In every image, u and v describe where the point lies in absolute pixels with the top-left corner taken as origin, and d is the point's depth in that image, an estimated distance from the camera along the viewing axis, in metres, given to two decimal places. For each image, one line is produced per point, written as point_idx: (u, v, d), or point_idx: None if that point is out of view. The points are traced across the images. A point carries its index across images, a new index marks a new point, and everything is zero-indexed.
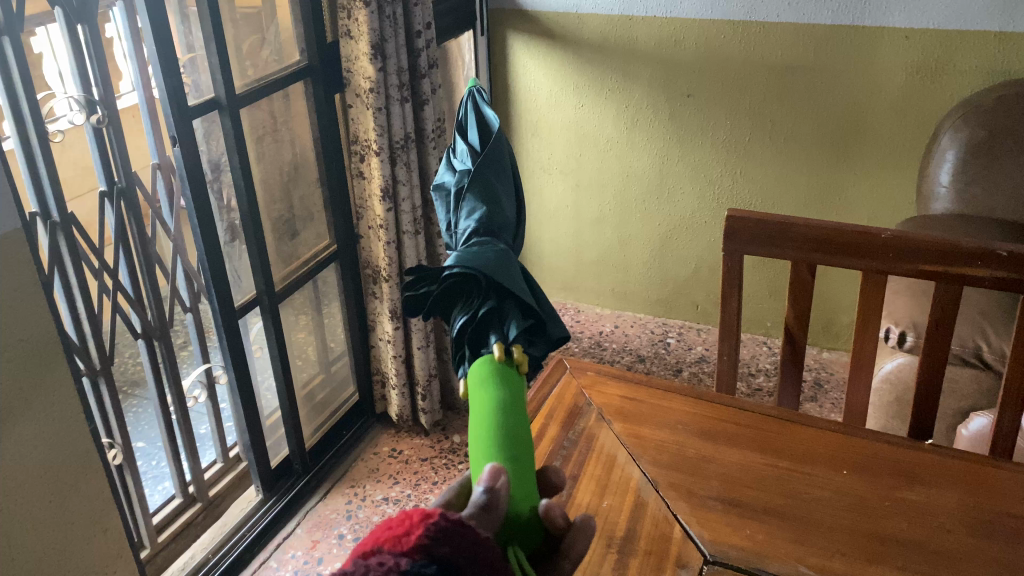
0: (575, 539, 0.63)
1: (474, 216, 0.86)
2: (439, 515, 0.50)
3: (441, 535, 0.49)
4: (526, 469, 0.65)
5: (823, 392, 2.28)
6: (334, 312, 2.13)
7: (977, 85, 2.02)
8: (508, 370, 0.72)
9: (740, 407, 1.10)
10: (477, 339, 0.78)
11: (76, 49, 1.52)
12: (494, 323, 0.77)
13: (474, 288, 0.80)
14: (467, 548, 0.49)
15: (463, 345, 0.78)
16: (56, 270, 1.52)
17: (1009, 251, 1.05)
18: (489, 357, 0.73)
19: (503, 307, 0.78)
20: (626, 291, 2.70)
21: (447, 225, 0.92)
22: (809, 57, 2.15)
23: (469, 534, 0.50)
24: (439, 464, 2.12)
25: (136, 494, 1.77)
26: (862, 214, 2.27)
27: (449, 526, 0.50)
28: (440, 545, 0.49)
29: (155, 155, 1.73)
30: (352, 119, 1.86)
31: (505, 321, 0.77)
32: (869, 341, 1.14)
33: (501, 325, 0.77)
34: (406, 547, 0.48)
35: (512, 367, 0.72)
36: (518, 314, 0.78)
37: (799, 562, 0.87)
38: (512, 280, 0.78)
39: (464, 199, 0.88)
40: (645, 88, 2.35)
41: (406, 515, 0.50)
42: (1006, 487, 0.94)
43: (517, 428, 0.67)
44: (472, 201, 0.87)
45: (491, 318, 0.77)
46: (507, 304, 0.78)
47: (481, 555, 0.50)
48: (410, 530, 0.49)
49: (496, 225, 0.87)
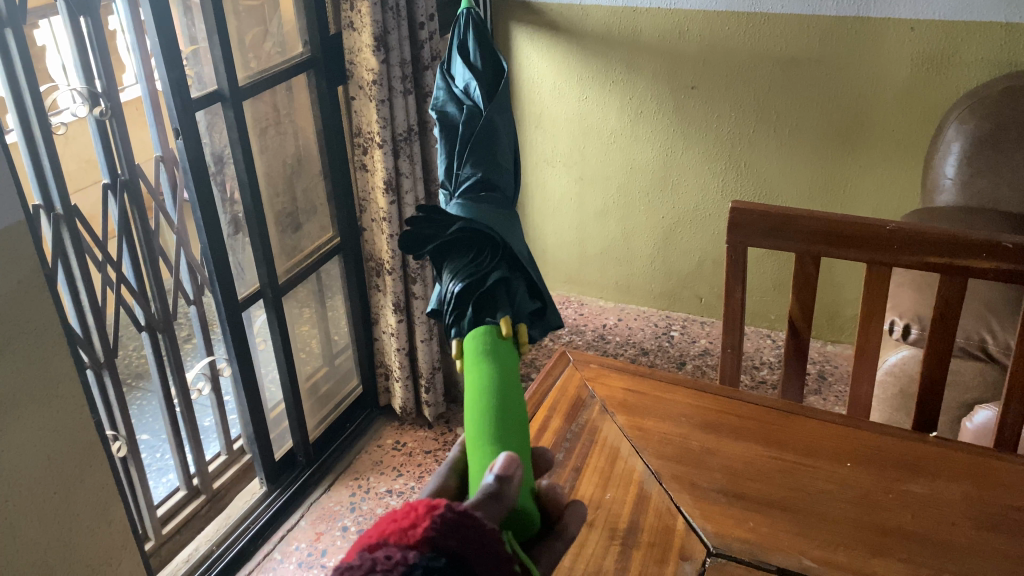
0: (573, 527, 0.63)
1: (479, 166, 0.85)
2: (445, 507, 0.49)
3: (447, 527, 0.49)
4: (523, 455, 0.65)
5: (827, 384, 2.28)
6: (337, 304, 2.13)
7: (983, 77, 2.01)
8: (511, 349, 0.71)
9: (744, 400, 1.09)
10: (482, 303, 0.75)
11: (79, 42, 1.51)
12: (503, 297, 0.75)
13: (484, 250, 0.79)
14: (475, 540, 0.49)
15: (467, 304, 0.74)
16: (60, 262, 1.52)
17: (1014, 243, 1.05)
18: (490, 328, 0.71)
19: (510, 281, 0.77)
20: (629, 283, 2.69)
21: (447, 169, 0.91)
22: (814, 49, 2.14)
23: (478, 526, 0.50)
24: (442, 456, 2.12)
25: (140, 486, 1.78)
26: (867, 206, 2.26)
27: (455, 518, 0.49)
28: (447, 538, 0.48)
29: (158, 148, 1.73)
30: (355, 111, 1.85)
31: (513, 295, 0.76)
32: (874, 333, 1.14)
33: (508, 299, 0.75)
34: (413, 540, 0.48)
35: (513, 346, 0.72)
36: (523, 290, 0.78)
37: (803, 554, 0.87)
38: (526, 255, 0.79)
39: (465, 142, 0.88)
40: (649, 81, 2.34)
41: (412, 507, 0.50)
42: (1010, 479, 0.94)
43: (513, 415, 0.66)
44: (474, 145, 0.87)
45: (501, 292, 0.75)
46: (515, 278, 0.78)
47: (490, 547, 0.49)
48: (415, 523, 0.49)
49: (497, 179, 0.86)
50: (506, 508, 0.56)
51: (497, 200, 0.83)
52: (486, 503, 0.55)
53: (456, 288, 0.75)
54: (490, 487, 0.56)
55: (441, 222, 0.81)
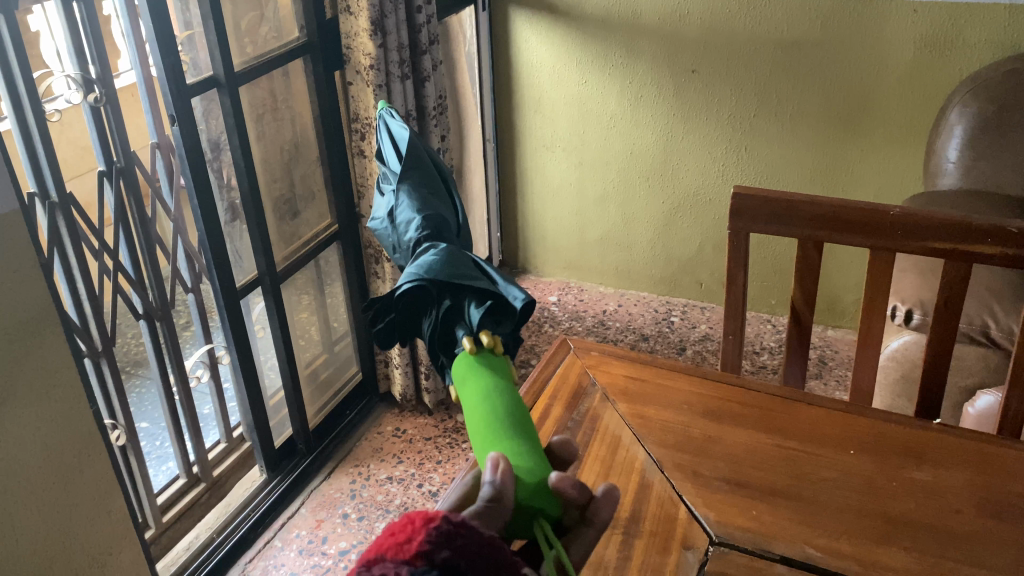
0: (599, 506, 0.62)
1: (414, 226, 0.79)
2: (441, 518, 0.50)
3: (443, 538, 0.49)
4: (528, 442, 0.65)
5: (828, 369, 2.27)
6: (336, 291, 2.12)
7: (986, 59, 1.99)
8: (488, 358, 0.71)
9: (746, 387, 1.09)
10: (449, 341, 0.76)
11: (73, 27, 1.49)
12: (455, 320, 0.75)
13: (428, 295, 0.76)
14: (470, 551, 0.50)
15: (439, 352, 0.76)
16: (56, 250, 1.51)
17: (1019, 228, 1.04)
18: (463, 354, 0.71)
19: (461, 302, 0.75)
20: (629, 269, 2.68)
21: (392, 245, 0.84)
22: (815, 33, 2.12)
23: (475, 537, 0.51)
24: (443, 443, 2.12)
25: (140, 474, 1.77)
26: (869, 189, 2.25)
27: (450, 529, 0.50)
28: (442, 549, 0.49)
29: (154, 134, 1.71)
30: (353, 97, 1.83)
31: (467, 313, 0.74)
32: (877, 319, 1.13)
33: (463, 320, 0.74)
34: (408, 554, 0.48)
35: (488, 354, 0.71)
36: (474, 303, 0.74)
37: (806, 543, 0.86)
38: (460, 274, 0.74)
39: (400, 213, 0.81)
40: (649, 64, 2.32)
41: (408, 520, 0.51)
42: (1014, 467, 0.93)
43: (504, 414, 0.67)
44: (408, 211, 0.81)
45: (452, 316, 0.75)
46: (463, 296, 0.75)
47: (485, 556, 0.50)
48: (412, 536, 0.49)
49: (438, 228, 0.80)
50: (507, 511, 0.58)
51: (429, 244, 0.77)
52: (482, 513, 0.56)
53: (426, 342, 0.77)
54: (482, 498, 0.57)
55: (386, 305, 0.79)
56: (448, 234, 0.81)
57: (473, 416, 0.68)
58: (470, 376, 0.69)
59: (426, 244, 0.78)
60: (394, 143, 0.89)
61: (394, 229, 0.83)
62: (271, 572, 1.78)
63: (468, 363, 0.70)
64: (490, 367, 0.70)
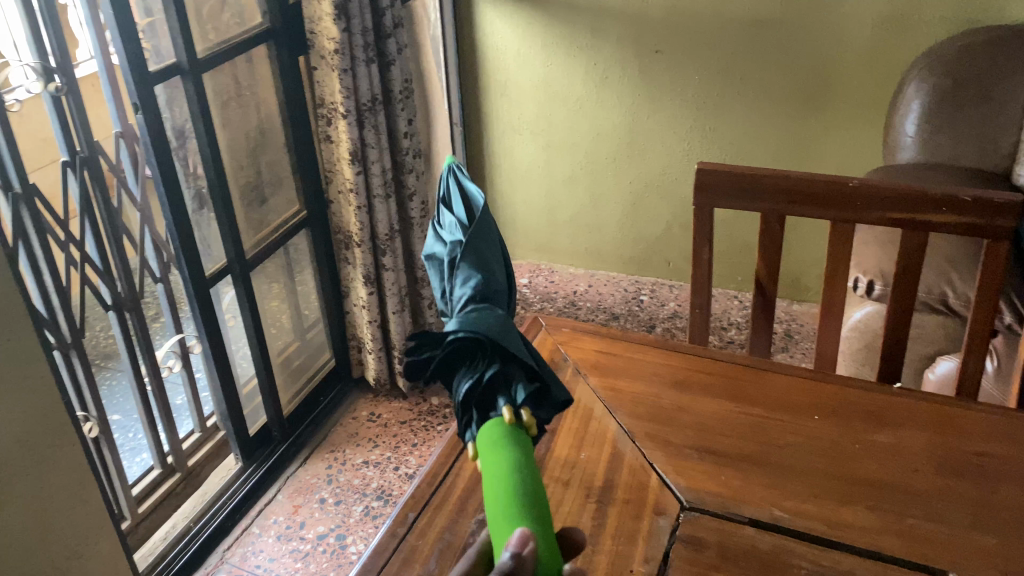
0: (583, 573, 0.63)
1: (470, 282, 0.76)
2: None
3: None
4: (548, 530, 0.60)
5: (794, 342, 2.32)
6: (307, 279, 2.12)
7: (942, 35, 2.03)
8: (520, 432, 0.66)
9: (714, 358, 1.11)
10: (484, 403, 0.70)
11: (30, 15, 1.47)
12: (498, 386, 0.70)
13: (475, 351, 0.72)
14: None
15: (470, 407, 0.70)
16: (20, 241, 1.48)
17: (973, 196, 1.07)
18: (499, 420, 0.67)
19: (508, 373, 0.71)
20: (599, 250, 2.71)
21: (440, 291, 0.80)
22: (777, 11, 2.15)
23: None
24: (418, 426, 2.14)
25: (114, 466, 1.75)
26: (832, 164, 2.29)
27: None
28: None
29: (117, 123, 1.69)
30: (318, 82, 1.82)
31: (512, 384, 0.70)
32: (838, 289, 1.16)
33: (507, 391, 0.70)
34: None
35: (523, 431, 0.67)
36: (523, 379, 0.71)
37: (774, 506, 0.89)
38: (518, 343, 0.71)
39: (457, 268, 0.77)
40: (613, 46, 2.34)
41: None
42: (970, 426, 0.97)
43: (528, 493, 0.61)
44: (466, 269, 0.76)
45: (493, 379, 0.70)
46: (511, 367, 0.71)
47: None
48: None
49: (493, 293, 0.76)
50: None
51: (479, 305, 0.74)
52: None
53: (456, 399, 0.71)
54: (500, 569, 0.54)
55: (429, 341, 0.73)
56: (502, 302, 0.78)
57: (489, 492, 0.62)
58: (499, 448, 0.64)
59: (480, 305, 0.74)
60: (462, 189, 0.84)
61: (449, 278, 0.79)
62: (250, 558, 1.79)
63: (498, 436, 0.65)
64: (516, 442, 0.65)
